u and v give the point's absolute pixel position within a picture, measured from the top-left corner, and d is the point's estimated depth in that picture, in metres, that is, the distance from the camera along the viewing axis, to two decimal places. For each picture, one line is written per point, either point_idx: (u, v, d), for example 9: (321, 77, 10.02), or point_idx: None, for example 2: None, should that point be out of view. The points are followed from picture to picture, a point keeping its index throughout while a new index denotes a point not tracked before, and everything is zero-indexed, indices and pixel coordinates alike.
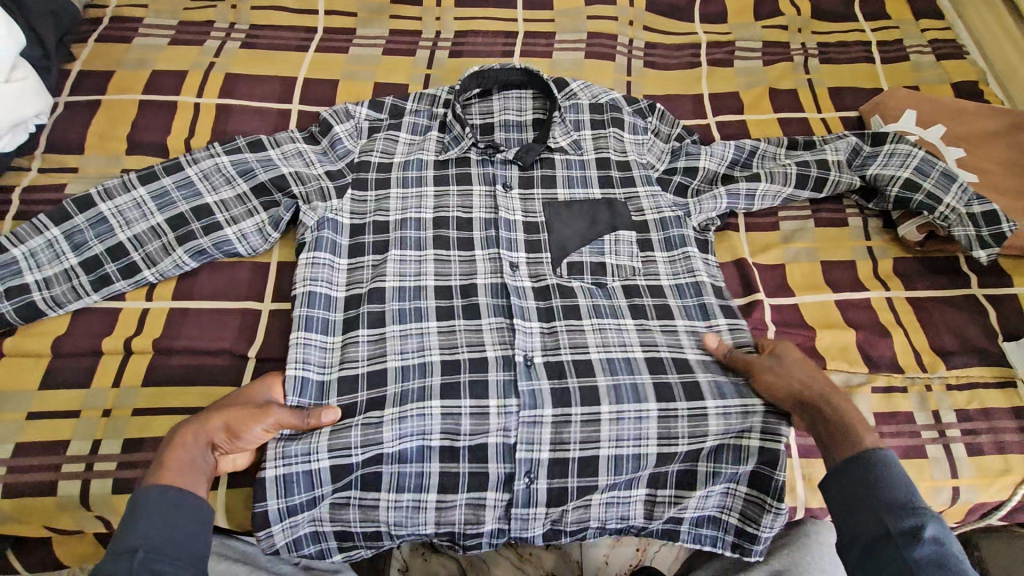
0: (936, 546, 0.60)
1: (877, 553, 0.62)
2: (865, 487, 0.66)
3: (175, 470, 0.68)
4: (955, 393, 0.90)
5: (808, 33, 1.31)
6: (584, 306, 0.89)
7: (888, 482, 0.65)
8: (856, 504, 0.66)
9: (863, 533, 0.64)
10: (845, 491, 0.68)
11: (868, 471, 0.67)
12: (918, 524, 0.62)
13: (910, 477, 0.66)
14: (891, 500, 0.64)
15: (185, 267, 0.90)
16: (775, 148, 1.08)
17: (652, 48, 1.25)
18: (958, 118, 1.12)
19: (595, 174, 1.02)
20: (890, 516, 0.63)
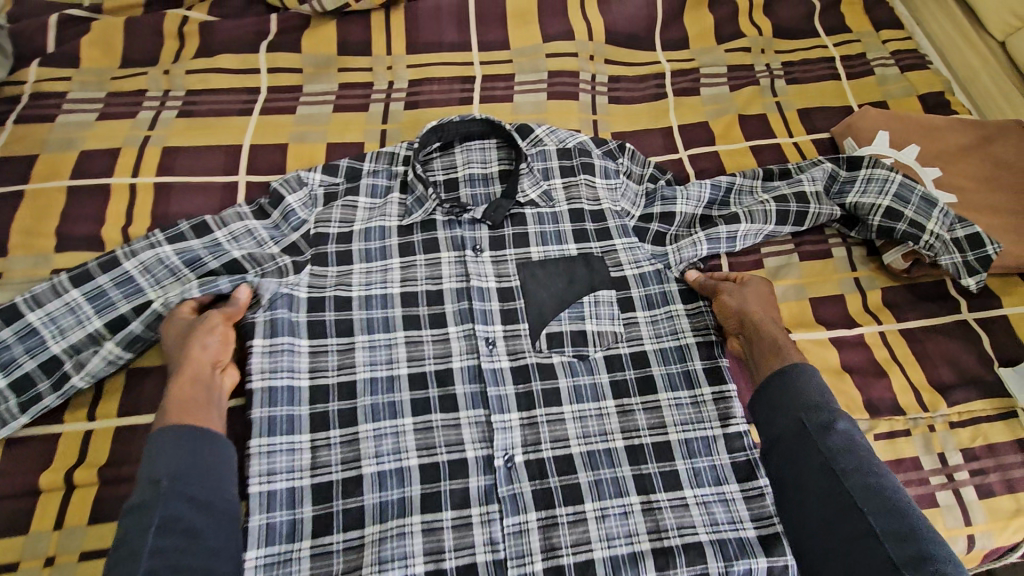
0: (847, 434, 0.74)
1: (799, 447, 0.76)
2: (787, 394, 0.79)
3: (184, 408, 0.75)
4: (959, 431, 0.87)
5: (771, 53, 1.28)
6: (564, 389, 0.83)
7: (807, 389, 0.78)
8: (779, 406, 0.79)
9: (786, 428, 0.77)
10: (772, 399, 0.80)
11: (791, 380, 0.79)
12: (831, 419, 0.75)
13: (822, 381, 0.79)
14: (810, 403, 0.77)
15: (120, 363, 0.82)
16: (752, 181, 1.05)
17: (615, 82, 1.20)
18: (931, 134, 1.10)
19: (569, 227, 0.98)
20: (808, 416, 0.76)
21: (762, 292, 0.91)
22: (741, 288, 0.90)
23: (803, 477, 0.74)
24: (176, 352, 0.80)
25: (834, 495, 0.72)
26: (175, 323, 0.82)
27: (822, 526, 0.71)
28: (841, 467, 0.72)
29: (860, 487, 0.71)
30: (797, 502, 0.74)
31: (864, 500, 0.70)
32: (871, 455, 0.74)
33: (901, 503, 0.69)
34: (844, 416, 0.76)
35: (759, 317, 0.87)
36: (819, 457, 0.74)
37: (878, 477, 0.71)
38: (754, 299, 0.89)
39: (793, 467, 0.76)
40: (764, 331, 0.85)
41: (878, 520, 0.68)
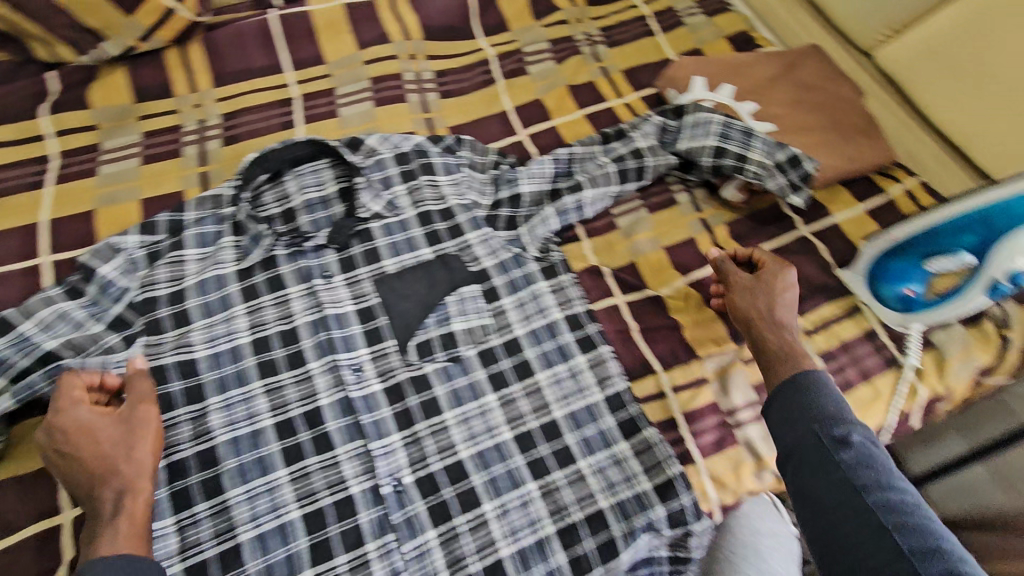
0: (867, 447, 0.66)
1: (810, 462, 0.67)
2: (797, 404, 0.71)
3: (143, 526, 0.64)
4: (815, 337, 0.93)
5: (588, 22, 1.32)
6: (442, 396, 0.81)
7: (820, 398, 0.70)
8: (789, 419, 0.71)
9: (797, 443, 0.68)
10: (783, 411, 0.72)
11: (801, 391, 0.72)
12: (845, 431, 0.67)
13: (838, 388, 0.71)
14: (825, 413, 0.69)
15: None
16: (591, 147, 1.06)
17: (442, 76, 1.19)
18: (741, 70, 1.17)
19: (419, 232, 0.96)
20: (821, 426, 0.68)
21: (782, 283, 0.84)
22: (755, 283, 0.84)
23: (818, 495, 0.65)
24: (108, 464, 0.67)
25: (855, 514, 0.62)
26: (89, 422, 0.68)
27: (843, 548, 0.61)
28: (860, 482, 0.64)
29: (884, 504, 0.62)
30: (814, 523, 0.65)
31: (889, 516, 0.61)
32: (894, 471, 0.65)
33: (935, 525, 0.60)
34: (863, 427, 0.68)
35: (766, 322, 0.81)
36: (834, 473, 0.65)
37: (905, 495, 0.62)
38: (766, 295, 0.83)
39: (806, 484, 0.66)
40: (778, 338, 0.79)
41: (905, 538, 0.59)
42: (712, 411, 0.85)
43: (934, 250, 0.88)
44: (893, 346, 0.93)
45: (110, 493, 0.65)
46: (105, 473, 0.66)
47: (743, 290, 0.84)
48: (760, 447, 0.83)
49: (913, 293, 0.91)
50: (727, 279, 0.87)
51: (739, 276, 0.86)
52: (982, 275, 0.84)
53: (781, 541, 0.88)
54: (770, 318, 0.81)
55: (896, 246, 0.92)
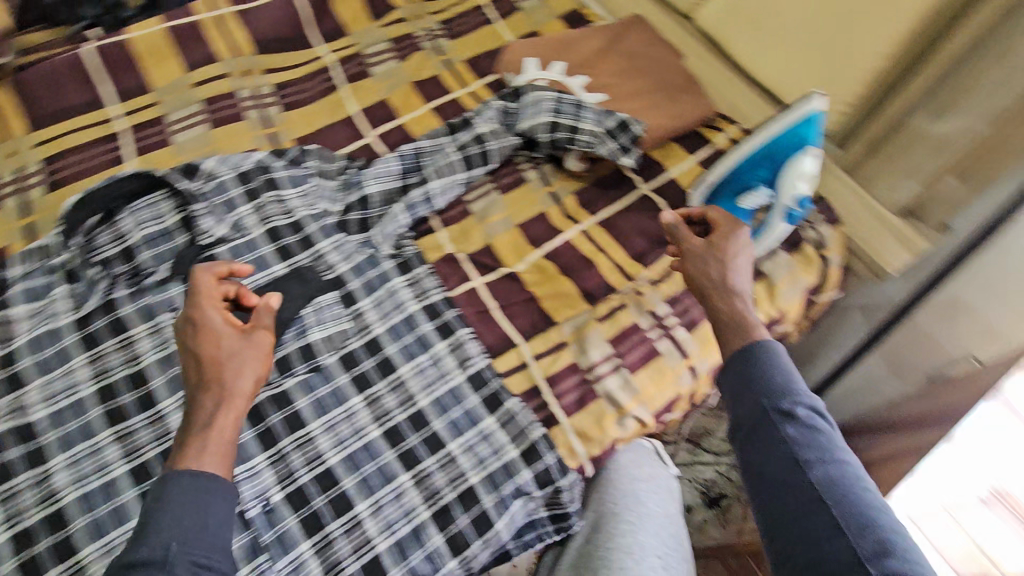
0: (814, 420, 0.67)
1: (760, 435, 0.67)
2: (748, 377, 0.71)
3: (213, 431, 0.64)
4: (662, 286, 1.00)
5: (427, 17, 1.34)
6: (306, 408, 0.82)
7: (768, 371, 0.70)
8: (739, 393, 0.71)
9: (746, 416, 0.69)
10: (735, 382, 0.72)
11: (754, 363, 0.71)
12: (792, 405, 0.67)
13: (792, 361, 0.70)
14: (777, 387, 0.69)
15: None
16: (437, 139, 1.09)
17: (282, 89, 1.17)
18: (572, 48, 1.24)
19: (269, 249, 0.96)
20: (771, 399, 0.68)
21: (736, 246, 0.84)
22: (708, 248, 0.84)
23: (767, 468, 0.66)
24: (215, 371, 0.68)
25: (797, 488, 0.63)
26: (221, 328, 0.72)
27: (783, 520, 0.63)
28: (806, 457, 0.64)
29: (826, 478, 0.62)
30: (760, 496, 0.66)
31: (830, 491, 0.62)
32: (840, 444, 0.66)
33: (876, 503, 0.61)
34: (813, 400, 0.68)
35: (719, 290, 0.81)
36: (782, 447, 0.65)
37: (849, 472, 0.63)
38: (718, 260, 0.82)
39: (756, 457, 0.67)
40: (733, 309, 0.78)
41: (842, 510, 0.60)
42: (572, 371, 0.90)
43: (740, 190, 0.96)
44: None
45: (209, 404, 0.66)
46: (210, 385, 0.68)
47: (699, 258, 0.84)
48: (619, 396, 0.89)
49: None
50: (682, 245, 0.86)
51: (694, 243, 0.85)
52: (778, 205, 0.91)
53: (657, 486, 0.97)
54: (724, 282, 0.81)
55: (712, 193, 0.99)
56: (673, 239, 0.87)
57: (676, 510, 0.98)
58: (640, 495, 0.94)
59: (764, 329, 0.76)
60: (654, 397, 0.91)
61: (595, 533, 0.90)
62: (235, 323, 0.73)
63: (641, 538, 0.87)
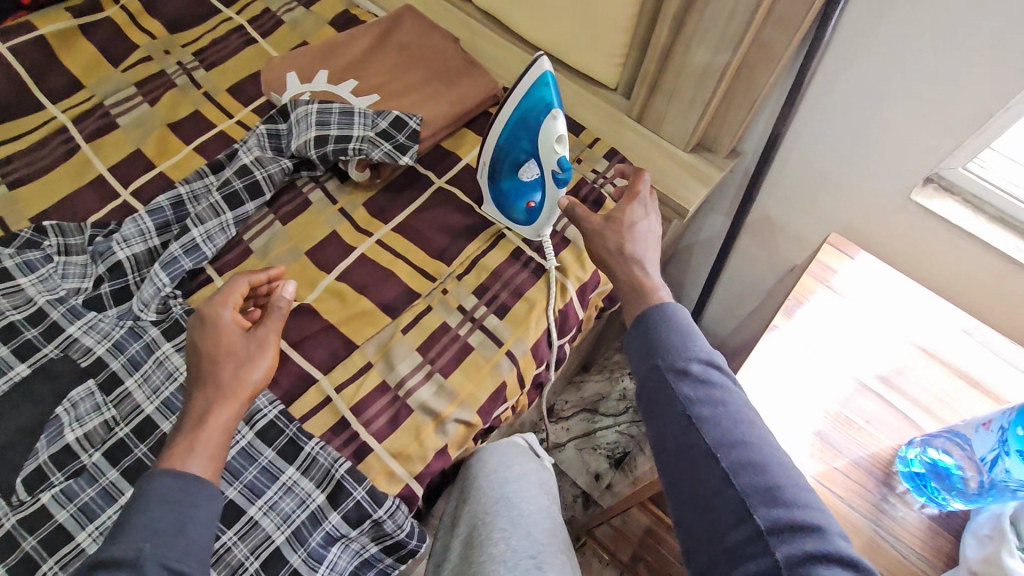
0: (710, 376, 0.65)
1: (657, 398, 0.65)
2: (648, 337, 0.68)
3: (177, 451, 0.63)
4: (466, 278, 0.96)
5: (178, 50, 1.21)
6: (69, 520, 0.72)
7: (664, 332, 0.67)
8: (638, 355, 0.69)
9: (645, 378, 0.67)
10: (637, 342, 0.69)
11: (652, 326, 0.69)
12: (689, 362, 0.65)
13: (690, 319, 0.68)
14: (672, 347, 0.66)
15: None
16: (197, 183, 0.99)
17: (9, 164, 1.02)
18: (336, 53, 1.16)
19: (5, 350, 0.83)
20: (666, 359, 0.66)
21: (645, 221, 0.82)
22: (609, 224, 0.81)
23: (665, 431, 0.64)
24: (210, 367, 0.68)
25: (694, 450, 0.62)
26: (230, 323, 0.72)
27: (678, 480, 0.63)
28: (701, 418, 0.63)
29: (720, 438, 0.62)
30: (662, 458, 0.65)
31: (722, 448, 0.61)
32: (739, 395, 0.65)
33: (772, 453, 0.61)
34: (710, 355, 0.66)
35: (620, 259, 0.79)
36: (678, 409, 0.64)
37: (745, 424, 0.63)
38: (618, 232, 0.80)
39: (655, 420, 0.66)
40: (632, 279, 0.76)
41: (731, 462, 0.60)
42: (381, 392, 0.84)
43: (512, 163, 0.94)
44: (536, 254, 1.00)
45: (203, 397, 0.66)
46: (205, 382, 0.68)
47: (600, 231, 0.81)
48: (434, 403, 0.84)
49: (526, 206, 0.96)
50: (583, 226, 0.84)
51: (596, 222, 0.82)
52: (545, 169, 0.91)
53: (529, 480, 0.93)
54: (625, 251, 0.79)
55: (490, 173, 0.97)
56: (572, 220, 0.85)
57: (553, 500, 0.94)
58: (511, 495, 0.88)
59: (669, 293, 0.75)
60: (475, 396, 0.87)
61: (468, 550, 0.85)
62: (242, 325, 0.74)
63: (513, 542, 0.83)
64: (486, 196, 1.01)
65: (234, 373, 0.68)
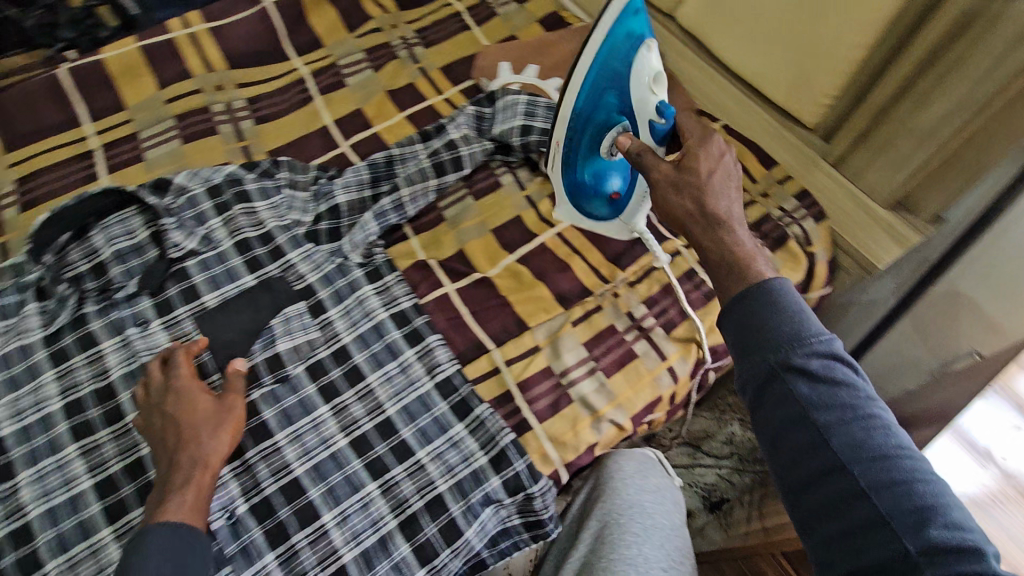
0: (833, 373, 0.52)
1: (767, 397, 0.54)
2: (750, 325, 0.56)
3: (188, 506, 0.68)
4: (638, 287, 0.97)
5: (403, 26, 1.33)
6: (273, 419, 0.81)
7: (772, 318, 0.55)
8: (738, 347, 0.57)
9: (751, 373, 0.55)
10: (737, 328, 0.57)
11: (752, 309, 0.57)
12: (804, 356, 0.53)
13: (802, 302, 0.56)
14: (782, 334, 0.54)
15: None
16: (407, 146, 1.08)
17: (257, 102, 1.17)
18: (547, 50, 1.21)
19: (238, 261, 0.95)
20: (776, 354, 0.54)
21: (711, 166, 0.71)
22: (680, 176, 0.70)
23: (779, 434, 0.54)
24: (188, 433, 0.73)
25: (817, 454, 0.51)
26: (191, 394, 0.76)
27: (800, 494, 0.52)
28: (824, 419, 0.51)
29: (849, 443, 0.50)
30: (779, 466, 0.54)
31: (855, 461, 0.49)
32: (867, 389, 0.53)
33: (921, 467, 0.49)
34: (829, 341, 0.54)
35: (702, 221, 0.68)
36: (791, 407, 0.52)
37: (880, 433, 0.50)
38: (695, 188, 0.69)
39: (766, 419, 0.55)
40: (723, 245, 0.65)
41: (868, 479, 0.48)
42: (546, 376, 0.88)
43: (591, 131, 0.84)
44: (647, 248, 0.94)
45: (187, 460, 0.71)
46: (186, 445, 0.72)
47: (669, 188, 0.71)
48: (594, 400, 0.87)
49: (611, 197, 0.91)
50: (650, 179, 0.74)
51: (663, 171, 0.72)
52: (642, 120, 0.78)
53: (664, 495, 0.94)
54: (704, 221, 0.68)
55: (564, 148, 0.87)
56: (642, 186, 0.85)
57: (681, 521, 0.94)
58: (644, 505, 0.90)
59: (768, 264, 0.62)
60: (631, 401, 0.88)
61: (596, 545, 0.86)
62: (206, 390, 0.78)
63: (645, 551, 0.83)
64: (558, 180, 0.92)
65: (207, 441, 0.73)
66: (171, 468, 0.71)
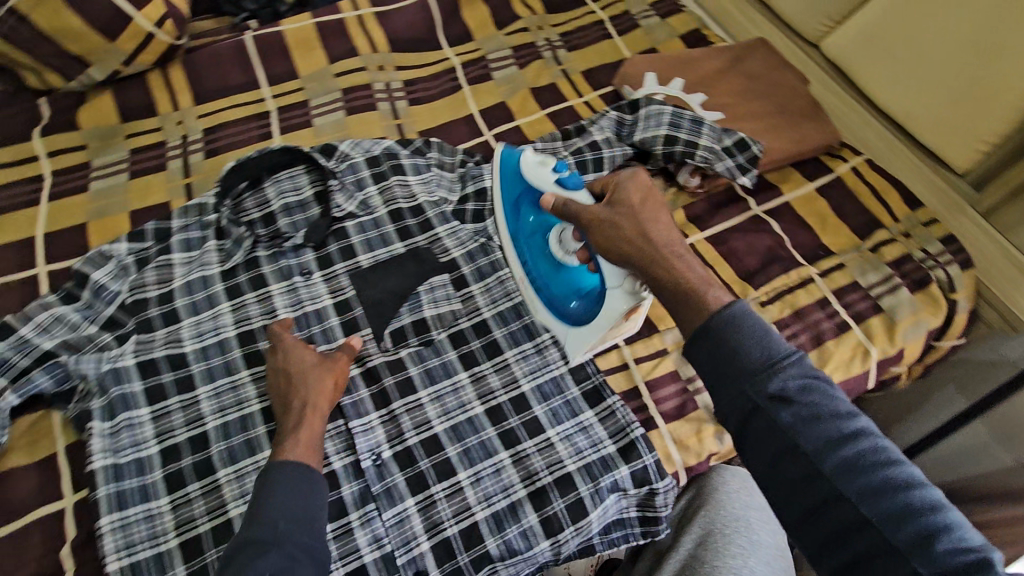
0: (812, 397, 0.55)
1: (752, 431, 0.56)
2: (725, 361, 0.57)
3: (300, 444, 0.74)
4: (770, 307, 1.04)
5: (548, 28, 1.38)
6: (417, 376, 0.89)
7: (746, 348, 0.57)
8: (717, 385, 0.57)
9: (735, 409, 0.56)
10: (710, 363, 0.58)
11: (723, 342, 0.58)
12: (782, 384, 0.55)
13: (766, 329, 0.58)
14: (757, 365, 0.56)
15: None
16: (551, 143, 1.15)
17: (412, 85, 1.24)
18: (691, 66, 1.24)
19: (391, 228, 1.03)
20: (759, 390, 0.55)
21: (639, 195, 0.74)
22: (612, 214, 0.74)
23: (772, 466, 0.55)
24: (297, 381, 0.79)
25: (811, 483, 0.53)
26: (297, 348, 0.83)
27: (804, 522, 0.54)
28: (813, 447, 0.54)
29: (840, 468, 0.53)
30: (777, 498, 0.56)
31: (853, 488, 0.52)
32: (844, 406, 0.56)
33: (907, 478, 0.52)
34: (800, 365, 0.57)
35: (652, 254, 0.69)
36: (780, 439, 0.54)
37: (867, 452, 0.53)
38: (631, 217, 0.72)
39: (755, 452, 0.56)
40: (676, 274, 0.66)
41: (868, 503, 0.51)
42: (673, 379, 0.92)
43: (542, 250, 0.93)
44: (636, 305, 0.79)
45: (298, 403, 0.78)
46: (295, 391, 0.79)
47: (606, 225, 0.74)
48: None
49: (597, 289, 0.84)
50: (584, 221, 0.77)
51: (596, 211, 0.75)
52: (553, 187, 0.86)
53: (771, 515, 0.94)
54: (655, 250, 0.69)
55: (529, 279, 0.94)
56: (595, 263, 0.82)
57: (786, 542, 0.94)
58: (750, 520, 0.91)
59: (722, 288, 0.64)
60: None
61: (698, 551, 0.88)
62: (310, 346, 0.84)
63: (751, 565, 0.84)
64: (543, 313, 0.93)
65: (311, 390, 0.79)
66: (284, 409, 0.78)
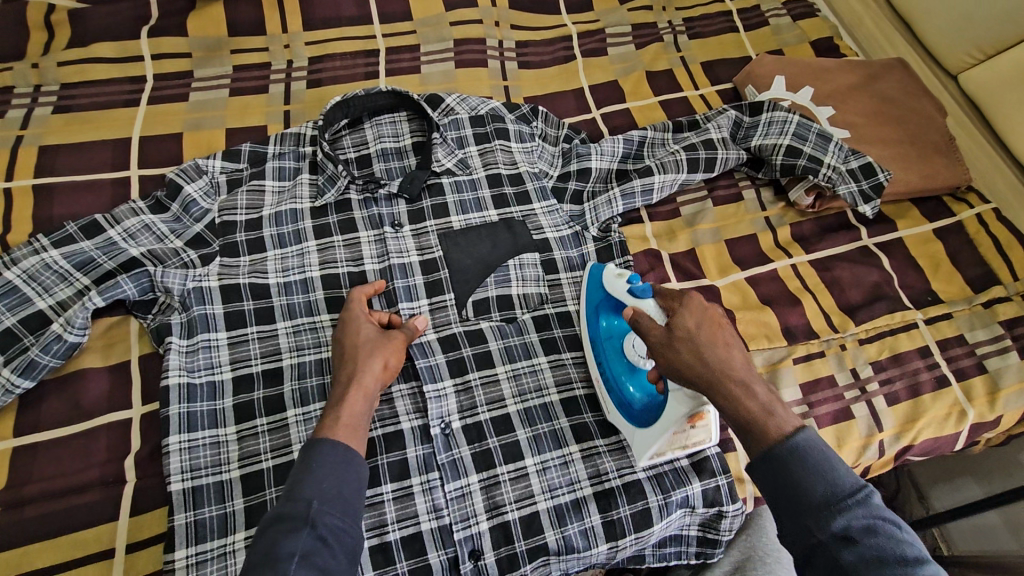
0: (879, 538, 0.53)
1: (816, 567, 0.54)
2: (784, 488, 0.57)
3: (340, 423, 0.67)
4: (867, 346, 0.97)
5: (672, 10, 1.29)
6: (496, 352, 0.86)
7: (808, 478, 0.56)
8: (780, 513, 0.57)
9: (797, 541, 0.56)
10: (770, 487, 0.58)
11: (784, 466, 0.58)
12: (845, 521, 0.54)
13: (832, 463, 0.57)
14: (816, 499, 0.55)
15: (47, 364, 0.78)
16: (663, 134, 1.07)
17: (523, 47, 1.19)
18: (822, 77, 1.17)
19: (488, 193, 0.98)
20: (819, 525, 0.54)
21: (698, 316, 0.68)
22: (670, 338, 0.67)
23: None
24: (351, 359, 0.73)
25: None
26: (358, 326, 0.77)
27: None
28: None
29: None
30: None
31: None
32: (914, 550, 0.53)
33: None
34: (867, 503, 0.55)
35: (715, 380, 0.64)
36: None
37: None
38: (691, 343, 0.65)
39: None
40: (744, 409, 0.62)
41: None
42: None
43: (617, 349, 0.80)
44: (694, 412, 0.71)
45: (346, 377, 0.72)
46: (348, 369, 0.73)
47: (665, 347, 0.67)
48: None
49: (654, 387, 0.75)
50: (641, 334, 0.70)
51: (654, 335, 0.68)
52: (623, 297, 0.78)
53: None
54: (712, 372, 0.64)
55: (600, 373, 0.82)
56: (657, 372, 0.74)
57: None
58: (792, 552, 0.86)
59: (783, 405, 0.62)
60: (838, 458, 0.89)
61: None
62: (372, 320, 0.79)
63: None
64: (614, 415, 0.81)
65: (363, 373, 0.72)
66: (334, 384, 0.72)
